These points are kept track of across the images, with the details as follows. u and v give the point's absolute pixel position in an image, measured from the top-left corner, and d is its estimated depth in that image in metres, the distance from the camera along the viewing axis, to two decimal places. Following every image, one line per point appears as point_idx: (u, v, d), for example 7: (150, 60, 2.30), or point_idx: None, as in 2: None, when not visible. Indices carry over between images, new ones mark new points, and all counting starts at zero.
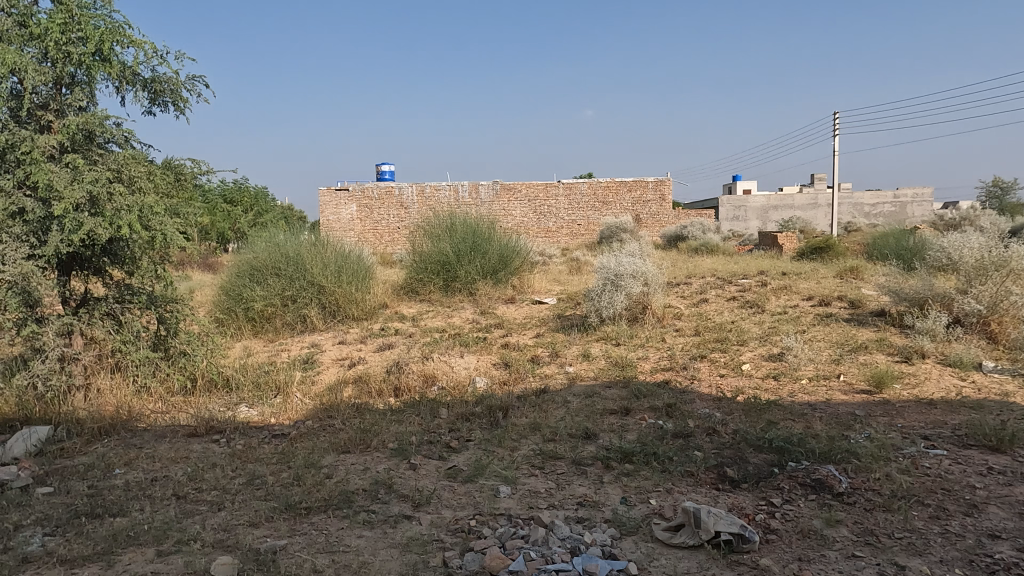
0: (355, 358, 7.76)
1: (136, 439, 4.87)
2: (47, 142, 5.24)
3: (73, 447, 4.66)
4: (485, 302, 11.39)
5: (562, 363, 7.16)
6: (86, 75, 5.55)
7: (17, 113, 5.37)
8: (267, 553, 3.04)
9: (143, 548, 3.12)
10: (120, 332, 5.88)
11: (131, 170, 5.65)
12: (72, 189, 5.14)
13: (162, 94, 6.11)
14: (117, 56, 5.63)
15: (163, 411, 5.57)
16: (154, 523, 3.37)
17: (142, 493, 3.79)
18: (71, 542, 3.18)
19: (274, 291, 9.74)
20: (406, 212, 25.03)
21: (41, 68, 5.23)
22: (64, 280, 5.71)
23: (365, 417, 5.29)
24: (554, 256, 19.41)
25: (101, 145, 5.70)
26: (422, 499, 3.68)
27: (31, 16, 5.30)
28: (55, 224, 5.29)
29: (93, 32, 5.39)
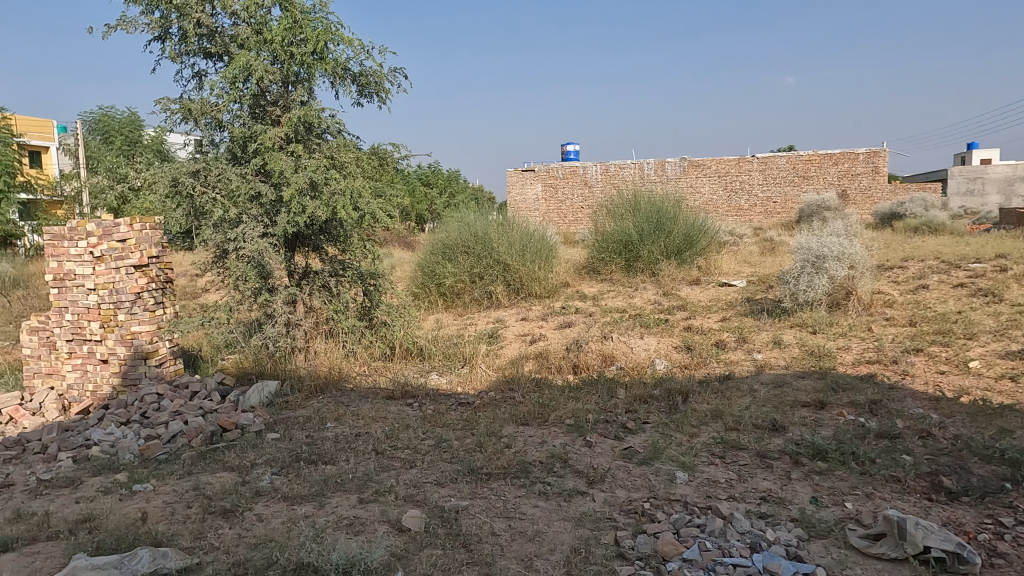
0: (536, 334, 7.99)
1: (345, 397, 5.48)
2: (276, 133, 6.02)
3: (296, 401, 5.36)
4: (668, 283, 11.05)
5: (750, 350, 6.76)
6: (308, 73, 6.25)
7: (255, 110, 6.23)
8: (451, 511, 3.27)
9: (349, 494, 3.52)
10: (333, 302, 6.63)
11: (343, 157, 6.29)
12: (297, 175, 5.86)
13: (369, 85, 6.69)
14: (331, 53, 6.26)
15: (368, 374, 6.18)
16: (357, 472, 3.79)
17: (348, 446, 4.25)
18: (292, 482, 3.67)
19: (463, 268, 10.35)
20: (590, 191, 25.05)
21: (271, 69, 6.00)
22: (290, 255, 6.55)
23: (545, 392, 5.45)
24: (745, 236, 18.28)
25: (320, 136, 6.42)
26: (597, 477, 3.72)
27: (265, 24, 6.07)
28: (283, 206, 6.06)
29: (313, 34, 6.04)
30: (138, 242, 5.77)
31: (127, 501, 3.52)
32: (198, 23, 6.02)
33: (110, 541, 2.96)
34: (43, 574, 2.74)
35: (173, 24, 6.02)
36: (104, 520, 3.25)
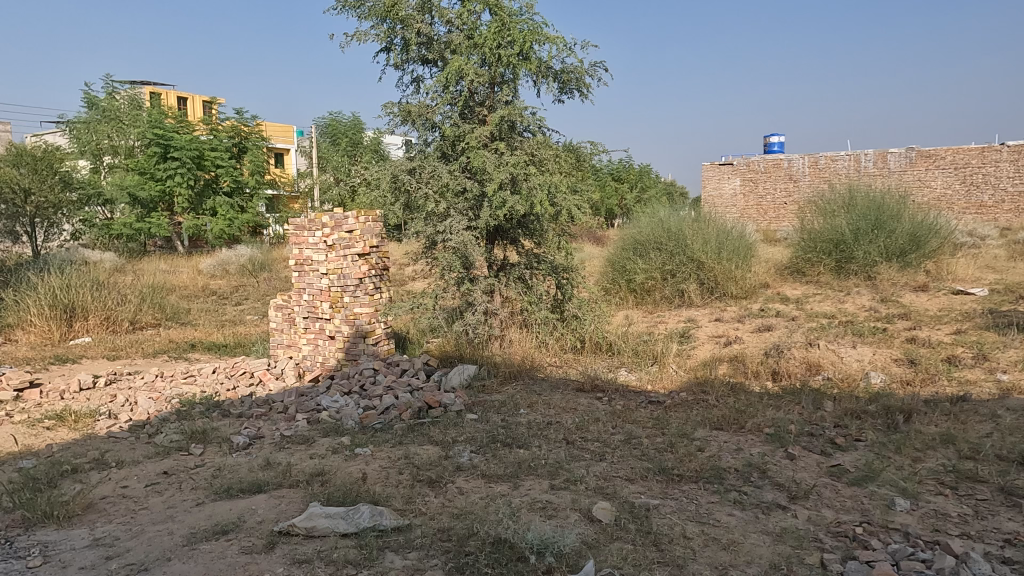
0: (732, 336, 7.61)
1: (537, 386, 5.67)
2: (482, 132, 6.38)
3: (492, 385, 5.66)
4: (888, 288, 9.90)
5: (992, 369, 5.84)
6: (512, 73, 6.53)
7: (464, 110, 6.65)
8: (642, 508, 3.25)
9: (541, 479, 3.65)
10: (528, 294, 6.90)
11: (542, 153, 6.49)
12: (499, 170, 6.16)
13: (569, 83, 6.83)
14: (535, 53, 6.49)
15: (558, 365, 6.33)
16: (549, 459, 3.91)
17: (540, 433, 4.41)
18: (489, 461, 3.89)
19: (655, 265, 10.15)
20: (795, 185, 23.22)
21: (480, 71, 6.37)
22: (490, 247, 6.92)
23: (741, 398, 5.18)
24: (989, 237, 15.75)
25: (521, 133, 6.69)
26: (800, 492, 3.46)
27: (476, 29, 6.46)
28: (486, 201, 6.40)
29: (519, 35, 6.30)
30: (362, 233, 6.47)
31: (350, 461, 3.98)
32: (419, 32, 6.57)
33: (338, 495, 3.37)
34: (286, 515, 3.20)
35: (397, 35, 6.64)
36: (333, 476, 3.71)
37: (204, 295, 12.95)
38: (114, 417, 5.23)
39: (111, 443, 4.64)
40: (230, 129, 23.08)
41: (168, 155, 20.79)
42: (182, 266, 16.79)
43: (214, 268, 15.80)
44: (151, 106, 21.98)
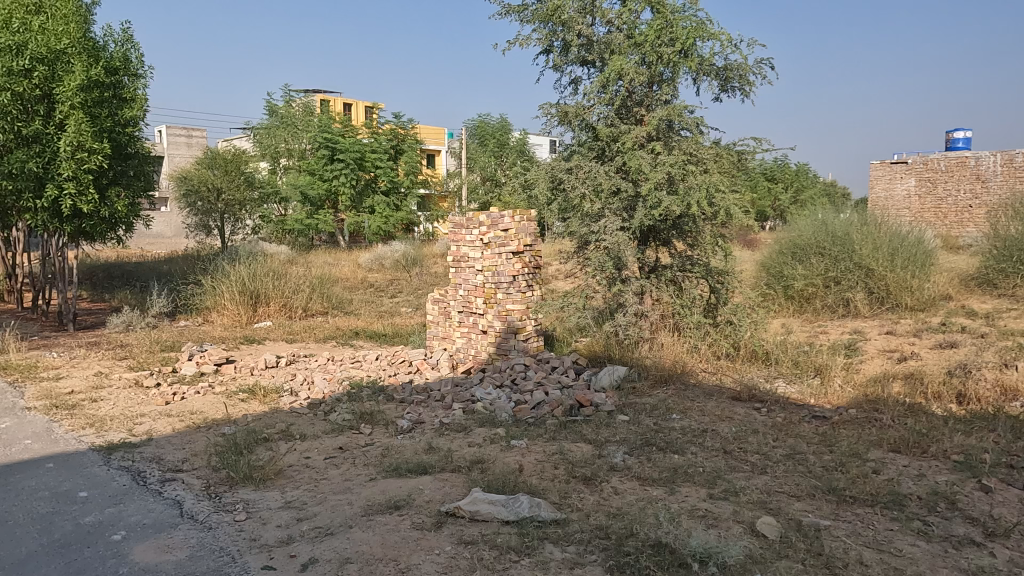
0: (907, 352, 6.94)
1: (689, 392, 5.53)
2: (639, 132, 6.36)
3: (642, 388, 5.60)
4: None
5: None
6: (672, 71, 6.44)
7: (621, 110, 6.66)
8: (811, 528, 3.07)
9: (698, 487, 3.57)
10: (680, 297, 6.75)
11: (702, 153, 6.33)
12: (656, 171, 6.10)
13: (732, 80, 6.60)
14: (698, 50, 6.35)
15: (712, 371, 6.12)
16: (707, 468, 3.81)
17: (696, 440, 4.30)
18: (644, 464, 3.86)
19: (816, 271, 9.47)
20: (983, 186, 20.66)
21: (639, 71, 6.34)
22: (642, 248, 6.87)
23: (921, 419, 4.73)
24: None
25: (679, 133, 6.58)
26: (999, 530, 3.10)
27: (636, 28, 6.45)
28: (641, 201, 6.35)
29: (681, 33, 6.20)
30: (517, 232, 6.68)
31: (507, 452, 4.12)
32: (579, 34, 6.66)
33: (498, 483, 3.50)
34: (451, 498, 3.39)
35: (558, 37, 6.78)
36: (491, 465, 3.86)
37: (364, 287, 13.94)
38: (295, 394, 5.80)
39: (293, 417, 5.15)
40: (389, 132, 24.66)
41: (335, 157, 22.63)
42: (344, 259, 18.25)
43: (372, 262, 16.96)
44: (322, 112, 24.03)
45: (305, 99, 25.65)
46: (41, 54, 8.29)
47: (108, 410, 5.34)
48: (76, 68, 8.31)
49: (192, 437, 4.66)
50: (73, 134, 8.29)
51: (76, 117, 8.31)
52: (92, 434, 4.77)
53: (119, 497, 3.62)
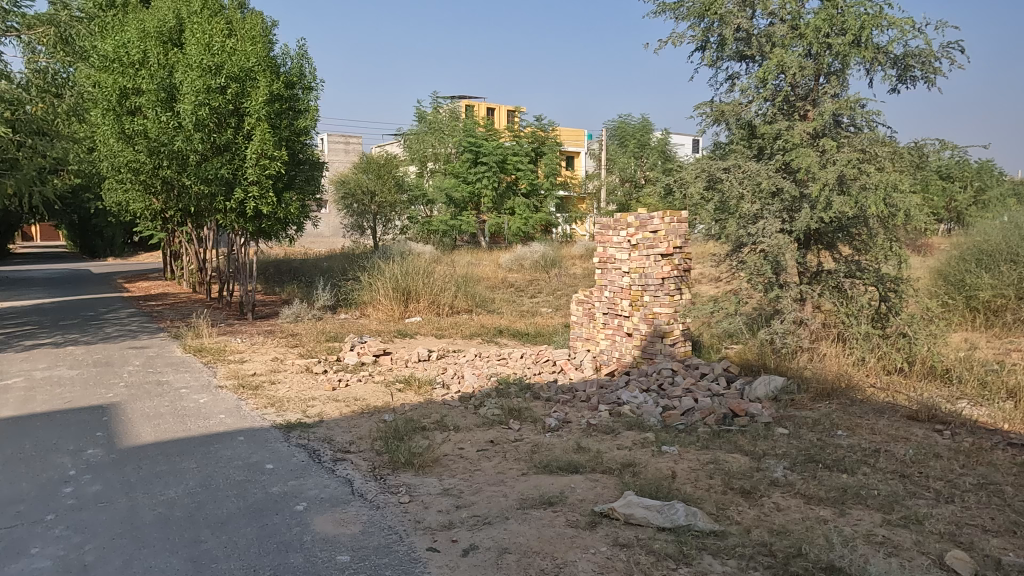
0: None
1: (856, 408, 5.11)
2: (805, 129, 6.06)
3: (802, 401, 5.26)
4: None
5: None
6: (843, 62, 6.08)
7: (784, 107, 6.38)
8: (1012, 569, 2.73)
9: (872, 511, 3.29)
10: (846, 306, 6.31)
11: (876, 149, 5.90)
12: (826, 170, 5.75)
13: (912, 69, 6.11)
14: (873, 38, 5.97)
15: (882, 386, 5.62)
16: (881, 491, 3.51)
17: (866, 460, 3.97)
18: (808, 481, 3.63)
19: (1007, 281, 8.47)
20: None
21: (805, 64, 6.05)
22: (804, 252, 6.53)
23: None
24: None
25: (848, 128, 6.20)
26: None
27: (801, 18, 6.17)
28: (806, 202, 6.03)
29: (855, 21, 5.85)
30: (667, 233, 6.56)
31: (658, 458, 4.05)
32: (738, 28, 6.44)
33: (651, 488, 3.46)
34: (604, 499, 3.39)
35: (714, 33, 6.59)
36: (643, 469, 3.81)
37: (505, 287, 14.28)
38: (447, 387, 6.07)
39: (446, 408, 5.40)
40: (530, 136, 25.08)
41: (478, 160, 23.40)
42: (486, 259, 18.81)
43: (512, 262, 17.33)
44: (467, 117, 24.94)
45: (451, 105, 26.75)
46: (234, 73, 9.30)
47: (285, 392, 5.90)
48: (262, 84, 9.24)
49: (357, 421, 5.04)
50: (258, 144, 9.23)
51: (260, 128, 9.25)
52: (273, 413, 5.29)
53: (299, 471, 3.99)
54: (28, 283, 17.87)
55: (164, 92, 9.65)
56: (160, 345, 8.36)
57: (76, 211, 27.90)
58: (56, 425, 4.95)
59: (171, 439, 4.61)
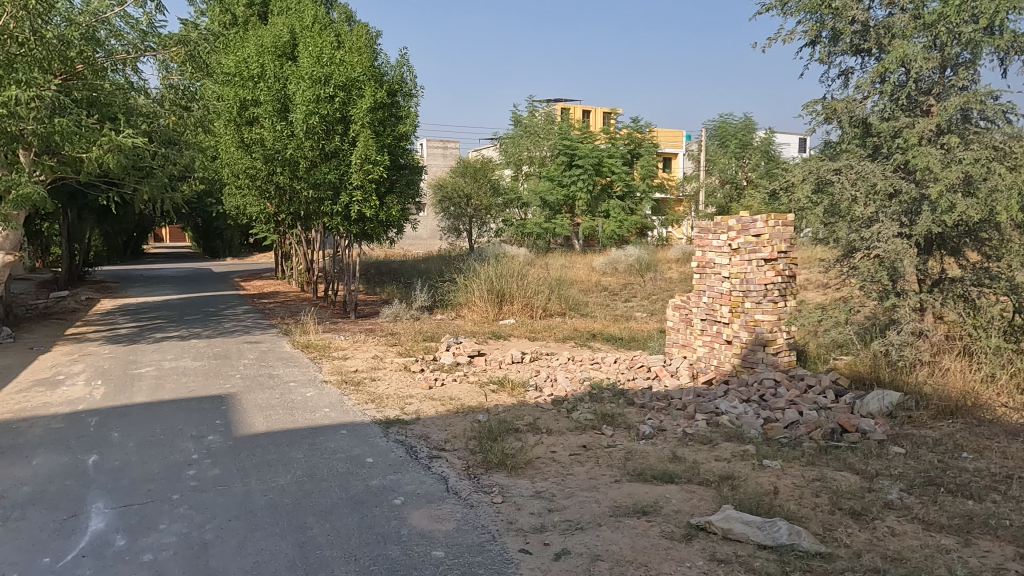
0: None
1: (984, 428, 4.68)
2: (927, 125, 5.68)
3: (921, 419, 4.88)
4: None
5: None
6: (972, 53, 5.66)
7: (904, 102, 6.01)
8: None
9: (1003, 543, 3.00)
10: (974, 317, 5.80)
11: (1011, 146, 5.43)
12: (950, 170, 5.33)
13: None
14: (1009, 24, 5.53)
15: (1016, 406, 5.11)
16: (1014, 522, 3.19)
17: (996, 486, 3.63)
18: (928, 506, 3.36)
19: None
20: None
21: (929, 55, 5.67)
22: (924, 259, 6.07)
23: None
24: None
25: (978, 124, 5.75)
26: None
27: (925, 8, 5.81)
28: (927, 204, 5.62)
29: (988, 7, 5.43)
30: (770, 238, 6.25)
31: (759, 472, 3.88)
32: (852, 21, 6.18)
33: (751, 503, 3.32)
34: (700, 511, 3.29)
35: (827, 27, 6.36)
36: (742, 483, 3.66)
37: (599, 290, 14.16)
38: (540, 390, 6.10)
39: (539, 411, 5.42)
40: (626, 137, 24.75)
41: (573, 163, 23.35)
42: (579, 262, 18.73)
43: (606, 266, 17.15)
44: (563, 120, 24.95)
45: (547, 108, 26.86)
46: (342, 82, 9.78)
47: (384, 389, 6.12)
48: (367, 92, 9.64)
49: (452, 420, 5.15)
50: (362, 150, 9.65)
51: (365, 134, 9.66)
52: (373, 409, 5.51)
53: (398, 466, 4.13)
54: (159, 281, 19.52)
55: (279, 102, 10.23)
56: (272, 340, 8.90)
57: (199, 215, 30.20)
58: (181, 412, 5.39)
59: (281, 429, 4.90)
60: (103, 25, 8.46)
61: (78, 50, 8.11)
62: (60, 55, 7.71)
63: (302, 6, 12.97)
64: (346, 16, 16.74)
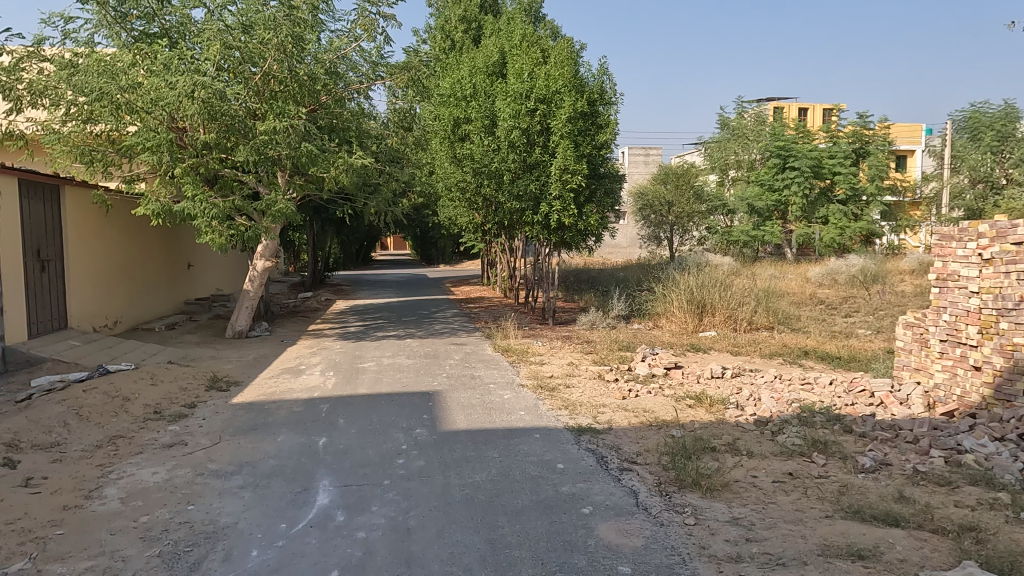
0: None
1: None
2: None
3: None
4: None
5: None
6: None
7: None
8: None
9: None
10: None
11: None
12: None
13: None
14: None
15: None
16: None
17: None
18: None
19: None
20: None
21: None
22: None
23: None
24: None
25: None
26: None
27: None
28: None
29: None
30: None
31: (1015, 526, 3.24)
32: None
33: (1001, 563, 2.78)
34: (933, 564, 2.83)
35: None
36: (991, 537, 3.09)
37: (814, 303, 12.95)
38: (741, 408, 5.71)
39: (740, 431, 5.08)
40: (851, 135, 22.37)
41: (787, 165, 21.59)
42: (791, 272, 17.31)
43: (823, 277, 15.63)
44: (775, 119, 23.27)
45: (757, 108, 25.27)
46: (541, 94, 10.13)
47: (578, 397, 6.17)
48: (566, 103, 9.87)
49: (645, 433, 5.03)
50: (561, 160, 9.87)
51: (563, 144, 9.88)
52: (566, 415, 5.58)
53: (588, 475, 4.12)
54: (383, 284, 21.72)
55: (487, 119, 10.81)
56: (476, 343, 9.44)
57: (417, 225, 33.15)
58: (394, 405, 5.92)
59: (480, 428, 5.17)
60: (342, 59, 9.64)
61: (323, 83, 9.32)
62: (309, 89, 8.98)
63: (511, 26, 13.63)
64: (552, 31, 17.32)
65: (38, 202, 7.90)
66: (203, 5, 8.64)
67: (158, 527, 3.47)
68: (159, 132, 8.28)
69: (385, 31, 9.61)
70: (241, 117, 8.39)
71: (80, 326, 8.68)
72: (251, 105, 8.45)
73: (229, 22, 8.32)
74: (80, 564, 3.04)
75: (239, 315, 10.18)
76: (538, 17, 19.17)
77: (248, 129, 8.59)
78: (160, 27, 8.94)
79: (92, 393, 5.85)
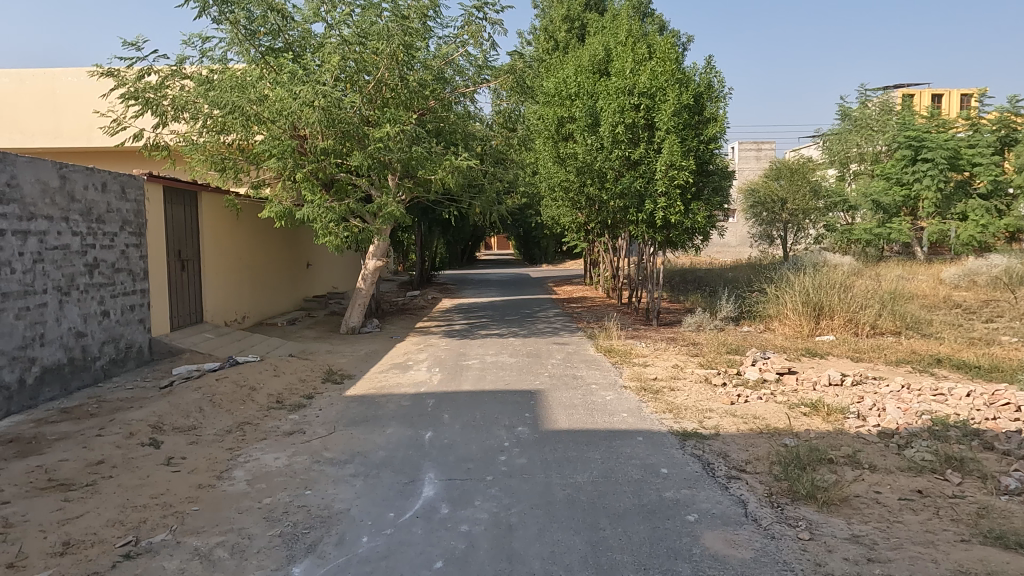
0: None
1: None
2: None
3: None
4: None
5: None
6: None
7: None
8: None
9: None
10: None
11: None
12: None
13: None
14: None
15: None
16: None
17: None
18: None
19: None
20: None
21: None
22: None
23: None
24: None
25: None
26: None
27: None
28: None
29: None
30: None
31: None
32: None
33: None
34: None
35: None
36: None
37: (947, 307, 11.85)
38: (863, 419, 5.33)
39: (861, 443, 4.74)
40: (994, 122, 20.26)
41: (919, 157, 19.66)
42: (922, 274, 15.87)
43: (959, 278, 14.28)
44: (904, 108, 21.46)
45: (884, 97, 23.42)
46: (645, 89, 9.99)
47: (683, 400, 6.00)
48: (672, 96, 9.65)
49: (755, 441, 4.81)
50: (668, 155, 9.65)
51: (669, 140, 9.68)
52: (671, 419, 5.43)
53: (694, 482, 4.00)
54: (487, 284, 22.12)
55: (591, 117, 10.64)
56: (578, 343, 9.40)
57: (521, 226, 33.54)
58: (497, 402, 6.02)
59: (582, 429, 5.14)
60: (449, 64, 9.90)
61: (431, 88, 9.62)
62: (418, 95, 9.30)
63: (617, 24, 13.46)
64: (658, 26, 16.96)
65: (179, 206, 8.67)
66: (322, 20, 9.14)
67: (280, 508, 3.72)
68: (283, 140, 8.84)
69: (492, 36, 9.79)
70: (356, 124, 8.80)
71: (213, 320, 9.46)
72: (364, 112, 8.87)
73: (346, 34, 8.77)
74: (213, 539, 3.31)
75: (352, 312, 10.71)
76: (645, 13, 18.82)
77: (362, 135, 9.01)
78: (284, 42, 9.55)
79: (224, 381, 6.37)
